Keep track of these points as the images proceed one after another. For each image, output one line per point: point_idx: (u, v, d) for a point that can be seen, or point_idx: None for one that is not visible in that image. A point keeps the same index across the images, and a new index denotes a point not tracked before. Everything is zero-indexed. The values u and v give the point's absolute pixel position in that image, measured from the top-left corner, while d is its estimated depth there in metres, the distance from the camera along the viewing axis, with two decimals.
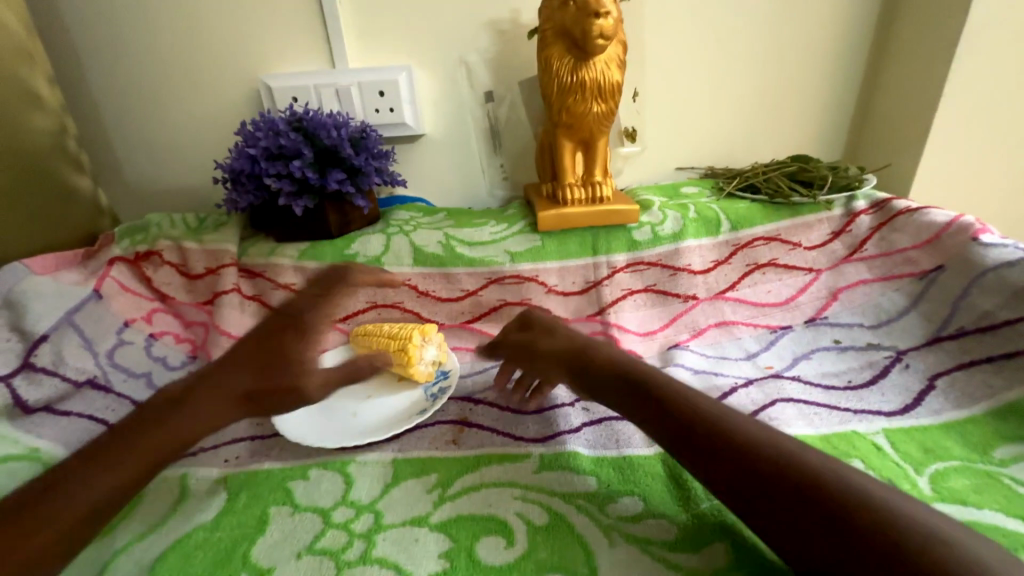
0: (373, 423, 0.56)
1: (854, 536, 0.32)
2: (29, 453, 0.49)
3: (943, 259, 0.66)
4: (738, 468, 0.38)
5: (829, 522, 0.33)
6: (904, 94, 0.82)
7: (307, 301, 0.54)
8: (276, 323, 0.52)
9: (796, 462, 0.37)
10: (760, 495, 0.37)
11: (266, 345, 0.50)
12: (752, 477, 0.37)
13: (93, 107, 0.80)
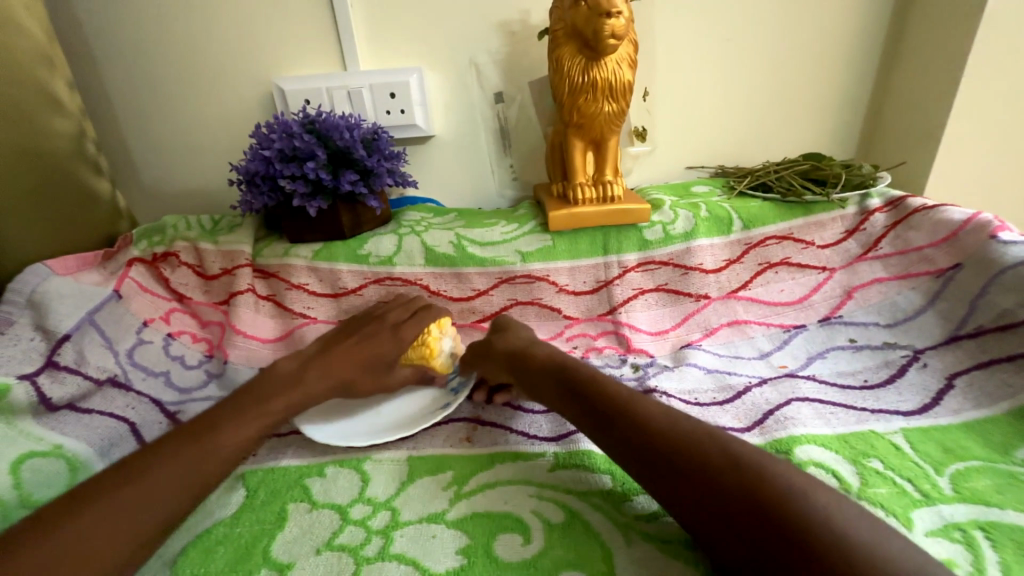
0: (402, 418, 0.57)
1: (774, 533, 0.31)
2: (54, 449, 0.50)
3: (960, 257, 0.65)
4: (654, 462, 0.38)
5: (738, 513, 0.33)
6: (919, 91, 0.81)
7: (397, 313, 0.62)
8: (375, 327, 0.60)
9: (734, 461, 0.35)
10: (671, 481, 0.37)
11: (365, 342, 0.58)
12: (722, 503, 0.34)
13: (111, 111, 0.82)
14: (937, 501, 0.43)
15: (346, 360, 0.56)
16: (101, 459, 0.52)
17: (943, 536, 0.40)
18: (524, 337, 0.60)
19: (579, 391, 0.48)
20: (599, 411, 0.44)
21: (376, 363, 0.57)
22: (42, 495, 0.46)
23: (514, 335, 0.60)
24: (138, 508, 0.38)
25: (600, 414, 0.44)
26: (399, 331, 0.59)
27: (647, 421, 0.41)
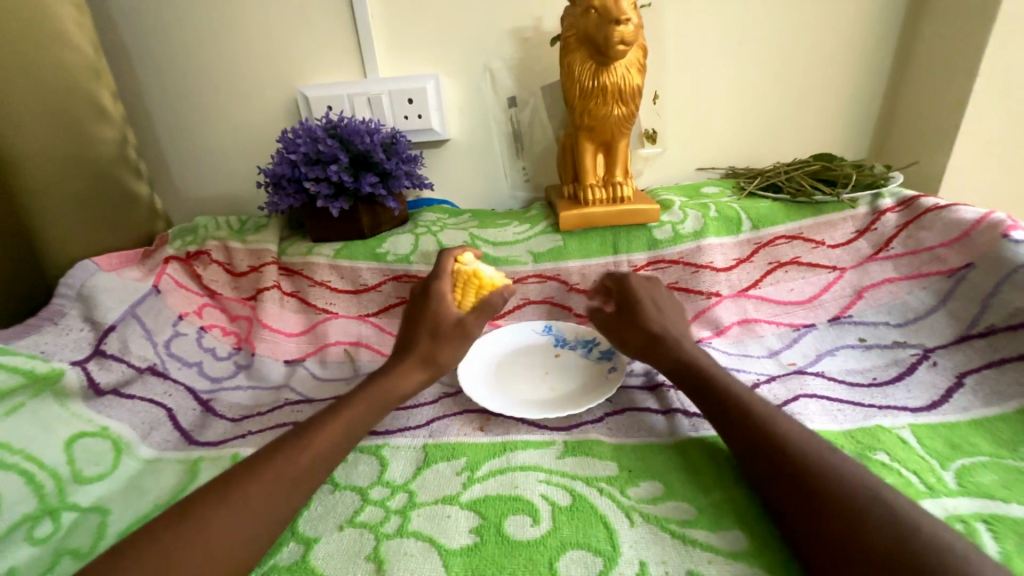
0: (571, 392, 0.60)
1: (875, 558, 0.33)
2: (102, 430, 0.54)
3: (972, 257, 0.65)
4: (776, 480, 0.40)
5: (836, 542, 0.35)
6: (932, 92, 0.81)
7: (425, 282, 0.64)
8: (413, 302, 0.62)
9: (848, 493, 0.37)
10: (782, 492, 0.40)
11: (415, 317, 0.60)
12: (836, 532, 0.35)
13: (149, 119, 0.87)
14: (940, 493, 0.43)
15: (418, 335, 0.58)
16: (142, 440, 0.56)
17: None
18: (649, 320, 0.60)
19: (710, 389, 0.49)
20: (727, 410, 0.47)
21: (440, 326, 0.58)
22: (93, 470, 0.51)
23: (642, 318, 0.60)
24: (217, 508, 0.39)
25: (729, 414, 0.46)
26: (431, 291, 0.61)
27: (780, 434, 0.43)
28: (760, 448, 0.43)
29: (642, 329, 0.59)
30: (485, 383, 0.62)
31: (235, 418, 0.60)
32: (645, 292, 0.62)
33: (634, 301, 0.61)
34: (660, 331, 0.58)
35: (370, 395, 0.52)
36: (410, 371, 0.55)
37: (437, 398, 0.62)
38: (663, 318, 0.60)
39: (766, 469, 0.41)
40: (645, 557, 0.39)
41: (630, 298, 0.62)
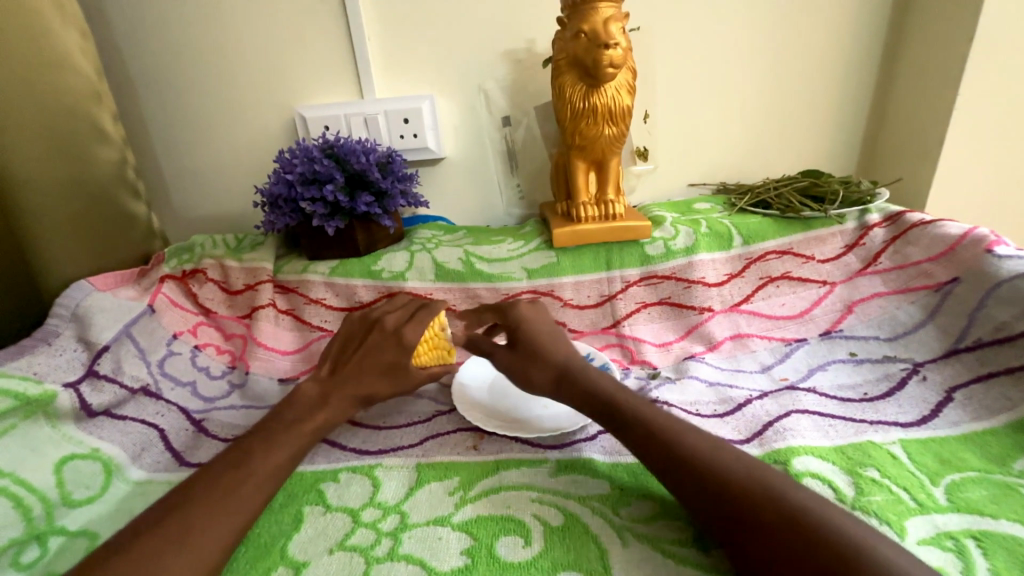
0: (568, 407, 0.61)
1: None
2: (93, 452, 0.54)
3: (958, 271, 0.66)
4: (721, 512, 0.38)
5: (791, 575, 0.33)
6: (915, 110, 0.84)
7: (396, 315, 0.59)
8: (379, 337, 0.57)
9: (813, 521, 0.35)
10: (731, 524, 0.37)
11: (370, 355, 0.57)
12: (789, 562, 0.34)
13: (148, 139, 0.88)
14: (931, 510, 0.43)
15: (368, 373, 0.56)
16: (134, 462, 0.56)
17: (935, 545, 0.40)
18: (549, 350, 0.57)
19: (625, 424, 0.47)
20: (638, 442, 0.45)
21: (394, 370, 0.56)
22: (82, 493, 0.50)
23: (540, 349, 0.57)
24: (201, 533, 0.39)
25: (641, 449, 0.45)
26: (401, 337, 0.57)
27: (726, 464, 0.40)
28: (682, 479, 0.41)
29: (546, 362, 0.56)
30: (482, 404, 0.62)
31: (227, 438, 0.60)
32: (533, 321, 0.60)
33: (526, 333, 0.58)
34: (565, 362, 0.55)
35: (313, 431, 0.50)
36: (347, 409, 0.54)
37: (430, 416, 0.62)
38: (563, 346, 0.58)
39: (694, 499, 0.40)
40: None
41: (520, 330, 0.59)
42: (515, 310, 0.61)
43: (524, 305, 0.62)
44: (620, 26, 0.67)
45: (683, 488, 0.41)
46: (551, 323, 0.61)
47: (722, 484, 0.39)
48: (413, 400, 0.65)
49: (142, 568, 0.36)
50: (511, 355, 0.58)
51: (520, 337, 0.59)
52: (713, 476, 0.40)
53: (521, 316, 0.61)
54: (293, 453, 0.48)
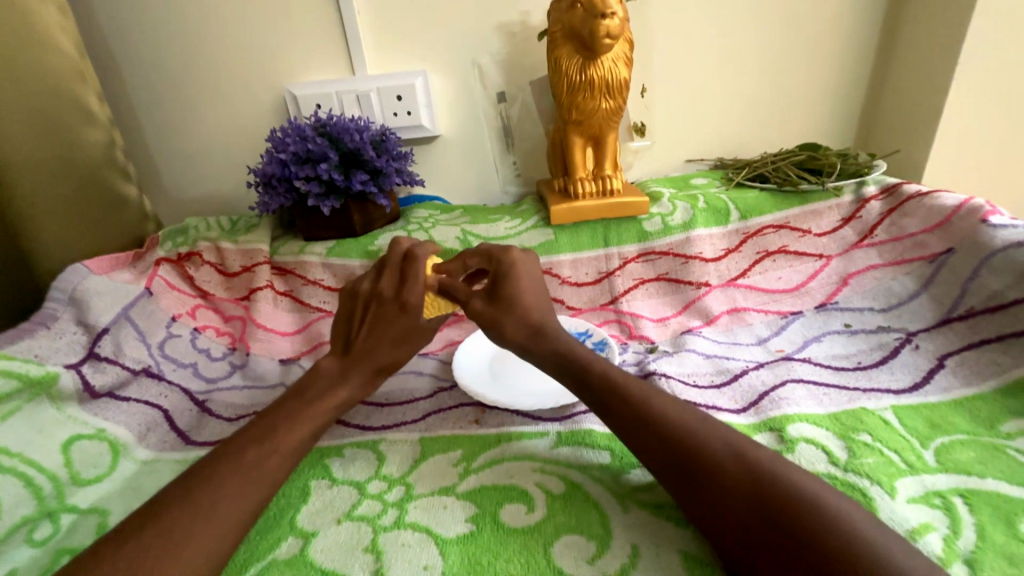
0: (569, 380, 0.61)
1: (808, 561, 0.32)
2: (98, 432, 0.55)
3: (953, 242, 0.67)
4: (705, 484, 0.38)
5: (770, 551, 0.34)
6: (913, 81, 0.83)
7: (388, 281, 0.58)
8: (379, 308, 0.57)
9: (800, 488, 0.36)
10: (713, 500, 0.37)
11: (378, 325, 0.56)
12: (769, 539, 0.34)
13: (134, 120, 0.86)
14: (921, 471, 0.45)
15: (380, 343, 0.55)
16: (140, 442, 0.56)
17: (923, 502, 0.42)
18: (528, 307, 0.55)
19: (603, 388, 0.47)
20: (616, 406, 0.45)
21: (406, 336, 0.56)
22: (90, 472, 0.51)
23: (519, 303, 0.55)
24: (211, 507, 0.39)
25: (620, 412, 0.45)
26: (403, 303, 0.56)
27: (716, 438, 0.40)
28: (657, 444, 0.41)
29: (521, 317, 0.54)
30: (483, 380, 0.63)
31: (231, 417, 0.61)
32: (522, 270, 0.57)
33: (509, 283, 0.56)
34: (539, 322, 0.54)
35: (334, 406, 0.51)
36: (370, 379, 0.55)
37: (432, 392, 0.63)
38: (542, 305, 0.56)
39: (664, 464, 0.41)
40: (637, 541, 0.41)
41: (505, 279, 0.56)
42: (508, 257, 0.58)
43: (516, 252, 0.59)
44: None
45: (655, 452, 0.41)
46: (538, 277, 0.58)
47: (696, 453, 0.39)
48: (414, 377, 0.66)
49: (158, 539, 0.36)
50: (489, 306, 0.55)
51: (503, 286, 0.56)
52: (691, 445, 0.40)
53: (512, 264, 0.57)
54: (314, 430, 0.48)
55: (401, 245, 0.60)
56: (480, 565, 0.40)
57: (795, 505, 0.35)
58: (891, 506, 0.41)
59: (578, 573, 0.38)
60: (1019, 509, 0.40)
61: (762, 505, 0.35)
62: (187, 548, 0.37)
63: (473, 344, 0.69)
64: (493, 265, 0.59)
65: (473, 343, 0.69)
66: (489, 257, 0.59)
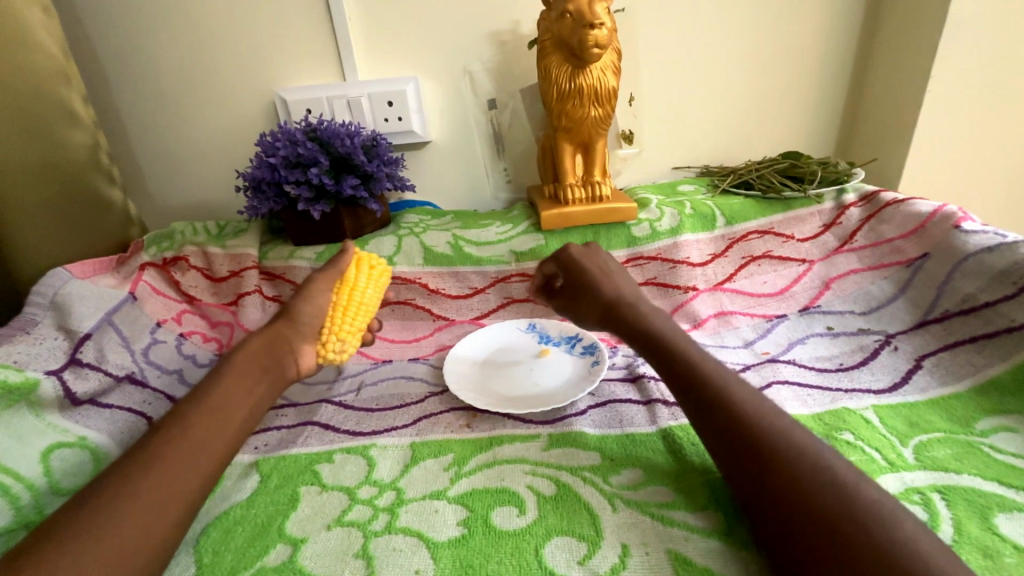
0: (560, 385, 0.62)
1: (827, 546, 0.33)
2: (79, 441, 0.53)
3: (928, 247, 0.69)
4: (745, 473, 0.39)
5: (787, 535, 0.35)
6: (889, 93, 0.86)
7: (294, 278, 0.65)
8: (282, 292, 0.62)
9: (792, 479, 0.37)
10: (748, 483, 0.39)
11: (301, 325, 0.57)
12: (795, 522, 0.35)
13: (119, 122, 0.85)
14: (900, 468, 0.46)
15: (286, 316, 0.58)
16: (119, 450, 0.55)
17: (903, 499, 0.43)
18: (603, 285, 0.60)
19: (666, 352, 0.50)
20: (677, 371, 0.48)
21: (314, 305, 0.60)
22: (70, 482, 0.50)
23: (595, 285, 0.61)
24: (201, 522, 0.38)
25: (682, 375, 0.47)
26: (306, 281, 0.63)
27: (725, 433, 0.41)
28: (709, 409, 0.43)
29: (595, 298, 0.60)
30: (474, 384, 0.63)
31: None
32: (586, 259, 0.63)
33: (579, 273, 0.62)
34: (615, 295, 0.59)
35: (233, 368, 0.49)
36: (270, 345, 0.54)
37: (423, 397, 0.63)
38: (613, 281, 0.60)
39: (716, 430, 0.42)
40: (628, 540, 0.41)
41: (575, 272, 0.63)
42: (576, 249, 0.65)
43: (574, 247, 0.65)
44: (606, 6, 0.67)
45: (712, 418, 0.43)
46: (604, 258, 0.64)
47: (745, 421, 0.41)
48: (405, 382, 0.66)
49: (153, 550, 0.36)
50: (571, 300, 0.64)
51: (575, 278, 0.63)
52: (744, 413, 0.42)
53: (571, 259, 0.64)
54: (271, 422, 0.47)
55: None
56: (472, 568, 0.40)
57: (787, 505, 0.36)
58: None
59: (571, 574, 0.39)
60: (992, 503, 0.42)
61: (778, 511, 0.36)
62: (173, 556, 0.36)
63: (465, 348, 0.70)
64: (558, 266, 0.66)
65: (464, 347, 0.70)
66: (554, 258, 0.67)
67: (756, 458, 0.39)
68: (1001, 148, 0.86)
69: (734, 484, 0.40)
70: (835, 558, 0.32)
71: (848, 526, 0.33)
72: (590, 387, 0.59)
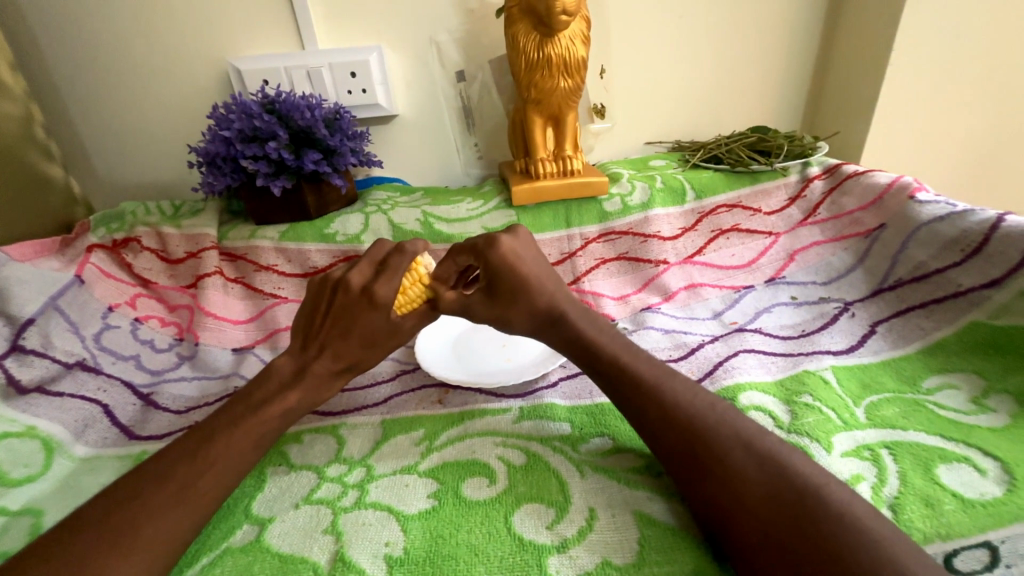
0: (531, 360, 0.62)
1: (768, 517, 0.35)
2: (28, 430, 0.51)
3: (885, 218, 0.72)
4: (681, 455, 0.40)
5: (724, 511, 0.37)
6: (853, 67, 0.87)
7: (360, 271, 0.52)
8: (346, 300, 0.51)
9: (745, 449, 0.39)
10: (688, 469, 0.40)
11: (348, 332, 0.51)
12: (735, 501, 0.37)
13: (56, 94, 0.79)
14: (853, 427, 0.49)
15: (346, 338, 0.51)
16: (75, 438, 0.53)
17: (854, 456, 0.45)
18: (540, 294, 0.51)
19: (600, 360, 0.48)
20: (614, 378, 0.47)
21: (376, 334, 0.51)
22: (20, 472, 0.48)
23: (529, 287, 0.51)
24: (157, 514, 0.37)
25: (617, 381, 0.46)
26: (372, 295, 0.50)
27: (684, 408, 0.42)
28: (646, 413, 0.43)
29: (528, 306, 0.51)
30: (444, 361, 0.63)
31: (179, 410, 0.57)
32: (520, 257, 0.51)
33: (511, 278, 0.50)
34: (548, 306, 0.51)
35: (284, 410, 0.47)
36: (330, 382, 0.51)
37: (395, 375, 0.62)
38: (550, 285, 0.53)
39: (651, 429, 0.43)
40: (595, 504, 0.42)
41: (504, 275, 0.50)
42: (513, 238, 0.53)
43: (505, 240, 0.51)
44: None
45: (645, 416, 0.43)
46: (540, 258, 0.54)
47: (683, 426, 0.41)
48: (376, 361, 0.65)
49: (106, 540, 0.35)
50: (490, 304, 0.51)
51: (503, 282, 0.50)
52: (681, 415, 0.42)
53: (505, 256, 0.50)
54: (252, 435, 0.44)
55: (389, 245, 0.55)
56: (441, 538, 0.40)
57: (737, 473, 0.37)
58: (826, 461, 0.44)
59: (539, 538, 0.39)
60: (934, 455, 0.44)
61: (724, 490, 0.37)
62: (125, 554, 0.35)
63: (436, 327, 0.69)
64: (482, 264, 0.51)
65: (436, 326, 0.69)
66: (476, 253, 0.52)
67: (699, 450, 0.40)
68: (958, 119, 0.88)
69: (672, 469, 0.41)
70: (777, 530, 0.34)
71: (791, 493, 0.35)
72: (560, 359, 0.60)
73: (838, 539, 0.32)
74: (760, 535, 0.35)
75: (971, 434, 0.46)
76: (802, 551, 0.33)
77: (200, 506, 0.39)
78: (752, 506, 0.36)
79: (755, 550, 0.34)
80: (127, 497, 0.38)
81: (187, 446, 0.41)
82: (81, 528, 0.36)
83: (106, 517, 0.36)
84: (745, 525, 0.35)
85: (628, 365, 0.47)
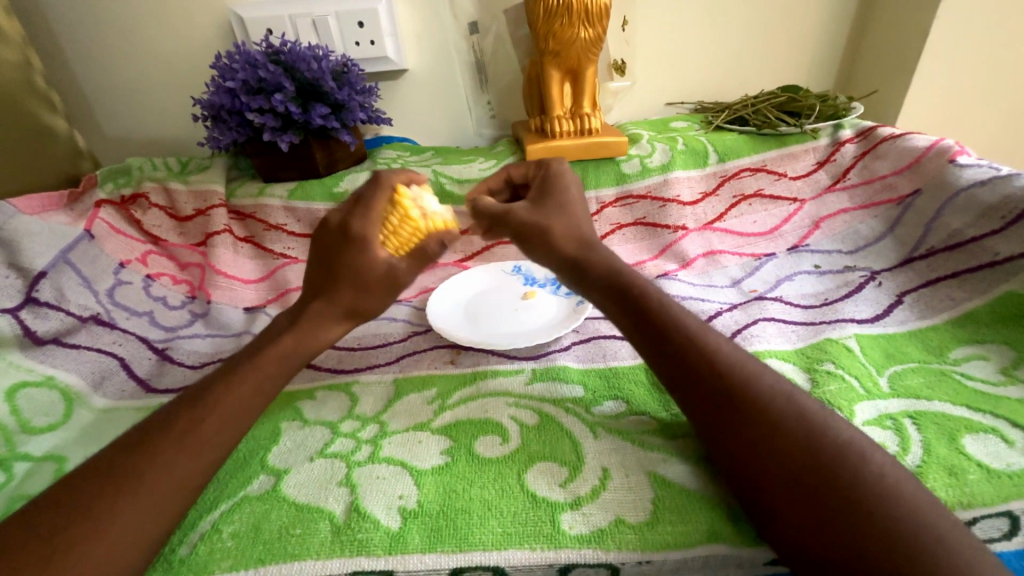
0: (544, 323, 0.61)
1: (799, 479, 0.34)
2: (47, 380, 0.52)
3: (921, 183, 0.68)
4: (715, 415, 0.39)
5: (754, 475, 0.36)
6: (896, 20, 0.81)
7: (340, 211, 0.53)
8: (329, 238, 0.51)
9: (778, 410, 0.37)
10: (721, 428, 0.38)
11: (338, 274, 0.49)
12: (770, 462, 0.35)
13: (53, 42, 0.76)
14: (876, 396, 0.47)
15: (336, 282, 0.49)
16: (92, 390, 0.53)
17: (876, 425, 0.44)
18: (578, 216, 0.53)
19: (632, 300, 0.47)
20: (647, 326, 0.45)
21: (366, 274, 0.49)
22: (42, 421, 0.49)
23: (566, 207, 0.53)
24: (171, 462, 0.37)
25: (651, 327, 0.44)
26: (349, 230, 0.50)
27: (719, 365, 0.40)
28: (677, 365, 0.42)
29: (570, 222, 0.53)
30: (455, 323, 0.62)
31: (194, 365, 0.58)
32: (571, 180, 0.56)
33: (563, 189, 0.54)
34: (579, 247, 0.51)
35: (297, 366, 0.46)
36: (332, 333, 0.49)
37: (406, 336, 0.62)
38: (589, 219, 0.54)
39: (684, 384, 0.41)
40: (608, 464, 0.42)
41: (559, 183, 0.54)
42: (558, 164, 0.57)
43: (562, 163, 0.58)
44: None
45: (677, 366, 0.42)
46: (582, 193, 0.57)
47: (714, 381, 0.40)
48: (387, 322, 0.65)
49: (123, 486, 0.36)
50: (532, 212, 0.53)
51: (555, 191, 0.54)
52: (714, 368, 0.40)
53: (561, 172, 0.56)
54: (265, 390, 0.43)
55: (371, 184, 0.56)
56: (455, 493, 0.40)
57: (771, 435, 0.36)
58: None
59: (552, 495, 0.40)
60: (960, 426, 0.43)
61: (757, 450, 0.36)
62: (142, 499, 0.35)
63: (448, 291, 0.68)
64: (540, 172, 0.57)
65: (448, 290, 0.68)
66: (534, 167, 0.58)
67: (734, 409, 0.38)
68: (1006, 78, 0.82)
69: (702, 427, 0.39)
70: (810, 489, 0.33)
71: (826, 456, 0.34)
72: (573, 323, 0.59)
73: (871, 506, 0.32)
74: (787, 499, 0.34)
75: (1000, 406, 0.45)
76: (835, 512, 0.32)
77: (216, 455, 0.39)
78: (780, 471, 0.35)
79: (782, 512, 0.34)
80: (142, 446, 0.38)
81: (200, 398, 0.41)
82: (98, 475, 0.36)
83: (123, 462, 0.37)
84: (776, 490, 0.34)
85: (660, 313, 0.45)
